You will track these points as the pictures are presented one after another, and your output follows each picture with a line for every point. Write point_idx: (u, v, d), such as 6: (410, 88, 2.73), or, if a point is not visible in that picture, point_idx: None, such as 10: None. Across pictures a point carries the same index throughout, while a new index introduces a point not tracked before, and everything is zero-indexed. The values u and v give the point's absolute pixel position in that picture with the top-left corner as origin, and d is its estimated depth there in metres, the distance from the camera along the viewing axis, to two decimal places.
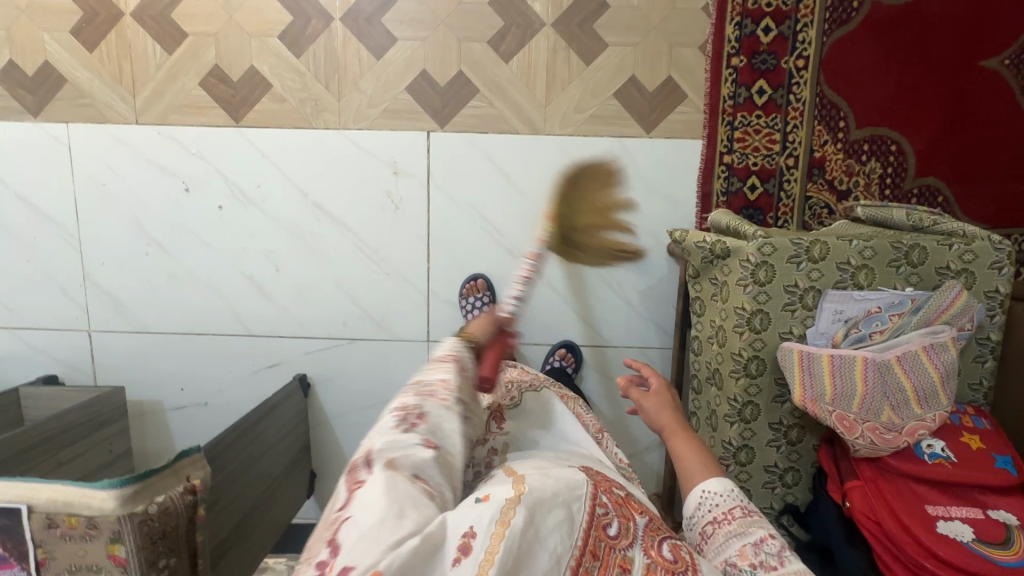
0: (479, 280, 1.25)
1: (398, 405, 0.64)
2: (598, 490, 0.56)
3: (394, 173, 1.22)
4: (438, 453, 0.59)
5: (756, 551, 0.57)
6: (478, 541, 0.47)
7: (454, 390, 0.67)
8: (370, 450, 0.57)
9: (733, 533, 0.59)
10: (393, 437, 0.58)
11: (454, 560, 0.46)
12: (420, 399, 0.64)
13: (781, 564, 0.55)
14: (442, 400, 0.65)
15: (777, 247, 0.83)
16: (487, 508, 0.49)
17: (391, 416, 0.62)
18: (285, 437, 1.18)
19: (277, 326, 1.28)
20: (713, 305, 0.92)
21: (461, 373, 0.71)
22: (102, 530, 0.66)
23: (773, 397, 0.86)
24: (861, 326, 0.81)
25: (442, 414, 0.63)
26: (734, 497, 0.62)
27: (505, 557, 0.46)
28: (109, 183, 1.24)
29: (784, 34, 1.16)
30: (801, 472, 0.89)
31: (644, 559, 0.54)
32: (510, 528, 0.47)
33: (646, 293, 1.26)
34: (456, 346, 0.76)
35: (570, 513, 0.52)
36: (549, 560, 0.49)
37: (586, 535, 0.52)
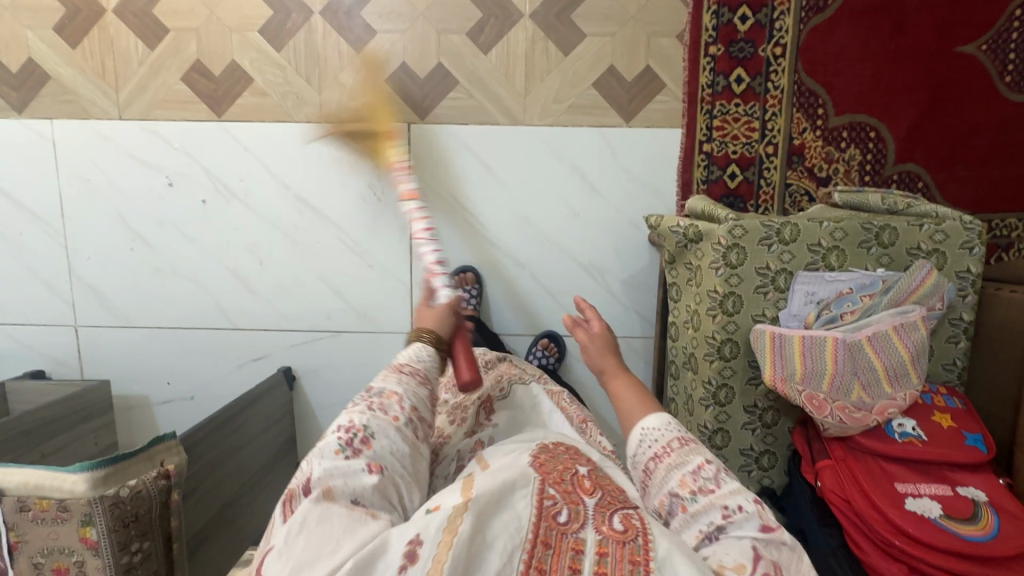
0: (468, 273, 1.25)
1: (343, 424, 0.65)
2: (546, 484, 0.58)
3: (375, 166, 1.23)
4: (381, 478, 0.61)
5: (695, 478, 0.61)
6: (425, 549, 0.48)
7: (407, 406, 0.70)
8: (308, 477, 0.59)
9: (672, 465, 0.63)
10: (334, 463, 0.60)
11: (402, 566, 0.48)
12: (367, 415, 0.66)
13: (717, 487, 0.59)
14: (393, 418, 0.67)
15: (748, 229, 0.83)
16: (434, 518, 0.50)
17: (334, 438, 0.63)
18: (269, 429, 1.19)
19: (262, 319, 1.29)
20: (688, 290, 0.92)
21: (417, 388, 0.74)
22: (73, 513, 0.66)
23: (747, 379, 0.87)
24: (833, 307, 0.81)
25: (386, 431, 0.65)
26: (672, 430, 0.67)
27: (454, 564, 0.47)
28: (94, 178, 1.25)
29: (761, 22, 1.16)
30: (777, 455, 0.89)
31: (597, 536, 0.54)
32: (458, 535, 0.49)
33: (628, 282, 1.26)
34: (420, 355, 0.81)
35: (513, 511, 0.54)
36: (500, 558, 0.50)
37: (536, 526, 0.53)
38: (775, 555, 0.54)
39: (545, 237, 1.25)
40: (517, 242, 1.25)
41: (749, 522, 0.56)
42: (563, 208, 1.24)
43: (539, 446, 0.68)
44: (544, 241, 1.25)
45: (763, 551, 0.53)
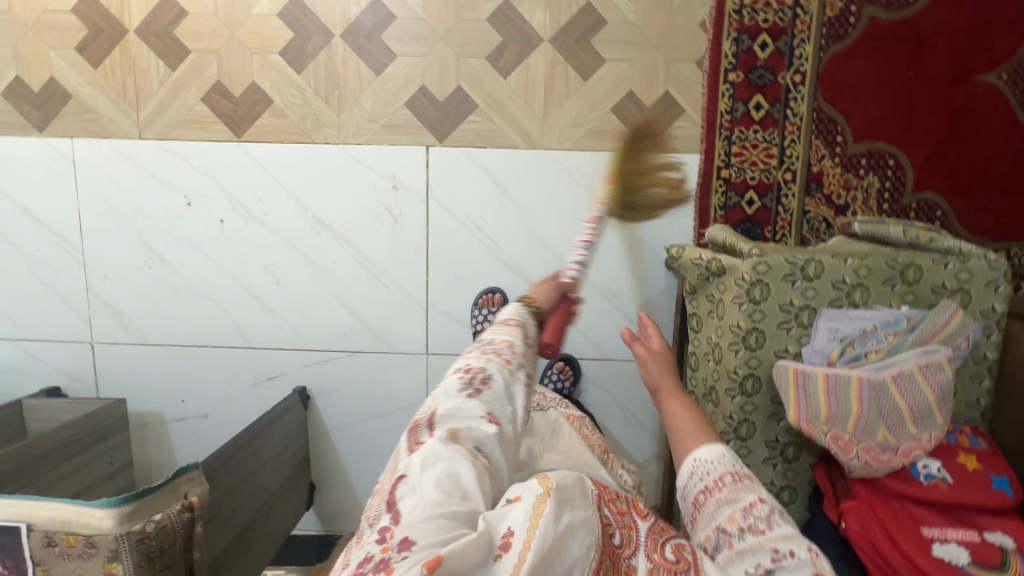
0: (496, 295, 1.25)
1: (463, 365, 0.62)
2: (603, 502, 0.56)
3: (393, 188, 1.23)
4: (499, 429, 0.57)
5: (745, 516, 0.56)
6: (516, 538, 0.46)
7: (519, 353, 0.66)
8: (433, 409, 0.57)
9: (724, 500, 0.58)
10: (457, 401, 0.58)
11: (497, 554, 0.45)
12: (482, 358, 0.63)
13: (769, 528, 0.54)
14: (507, 363, 0.63)
15: (772, 265, 0.83)
16: (519, 506, 0.48)
17: (455, 378, 0.61)
18: (285, 450, 1.19)
19: (277, 338, 1.29)
20: (710, 322, 0.92)
21: (523, 338, 0.69)
22: (100, 549, 0.67)
23: (769, 415, 0.87)
24: (857, 345, 0.81)
25: (505, 376, 0.61)
26: (723, 463, 0.62)
27: (542, 544, 0.45)
28: (113, 197, 1.25)
29: (781, 50, 1.16)
30: (797, 490, 0.89)
31: (649, 564, 0.53)
32: (543, 519, 0.47)
33: (645, 307, 1.26)
34: (521, 311, 0.76)
35: (583, 514, 0.51)
36: (579, 549, 0.48)
37: (602, 535, 0.51)
38: None
39: (561, 261, 1.25)
40: (533, 265, 1.25)
41: (802, 569, 0.51)
42: (580, 232, 1.24)
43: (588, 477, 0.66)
44: (561, 264, 1.25)
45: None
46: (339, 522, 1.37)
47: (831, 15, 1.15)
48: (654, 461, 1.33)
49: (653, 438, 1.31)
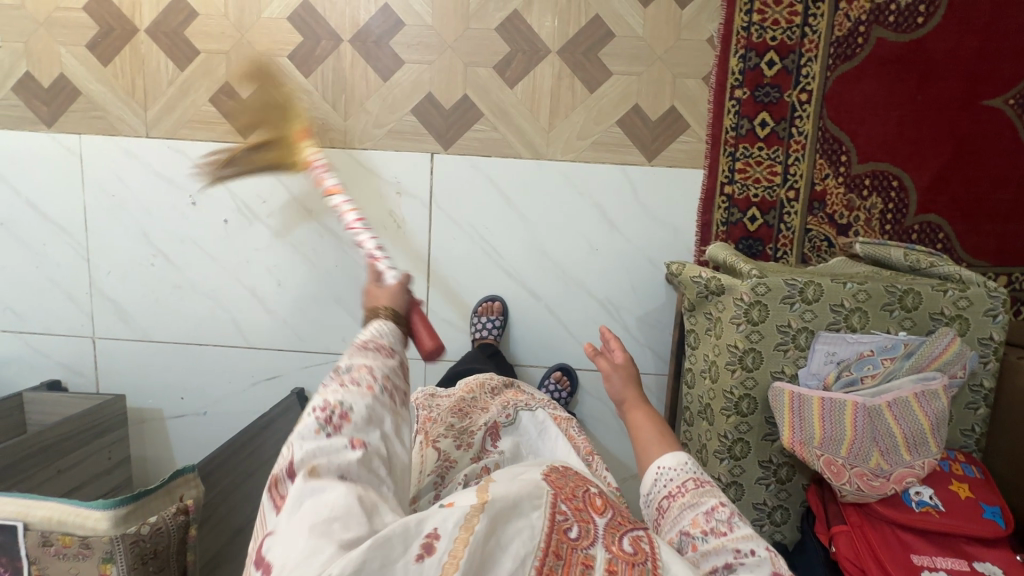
0: (496, 303, 1.25)
1: (319, 404, 0.59)
2: (558, 498, 0.57)
3: (397, 193, 1.24)
4: (364, 453, 0.57)
5: (708, 520, 0.62)
6: (442, 543, 0.48)
7: (380, 377, 0.63)
8: (290, 459, 0.55)
9: (686, 505, 0.64)
10: (316, 444, 0.56)
11: (419, 556, 0.47)
12: (341, 391, 0.60)
13: (730, 530, 0.60)
14: (368, 389, 0.61)
15: (771, 286, 0.83)
16: (452, 512, 0.50)
17: (311, 419, 0.58)
18: (281, 451, 1.20)
19: (277, 339, 1.30)
20: (708, 340, 0.92)
21: (386, 361, 0.66)
22: (95, 550, 0.67)
23: (764, 435, 0.87)
24: (853, 369, 0.82)
25: (363, 404, 0.60)
26: (685, 471, 0.68)
27: (470, 556, 0.48)
28: (118, 193, 1.26)
29: (788, 68, 1.16)
30: (789, 510, 0.89)
31: (606, 555, 0.55)
32: (474, 533, 0.49)
33: (644, 319, 1.26)
34: (381, 330, 0.72)
35: (527, 519, 0.54)
36: (514, 561, 0.51)
37: (548, 537, 0.53)
38: None
39: (562, 271, 1.25)
40: (534, 274, 1.26)
41: (762, 567, 0.57)
42: (581, 243, 1.24)
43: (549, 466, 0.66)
44: (561, 274, 1.25)
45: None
46: None
47: (840, 35, 1.15)
48: None
49: None
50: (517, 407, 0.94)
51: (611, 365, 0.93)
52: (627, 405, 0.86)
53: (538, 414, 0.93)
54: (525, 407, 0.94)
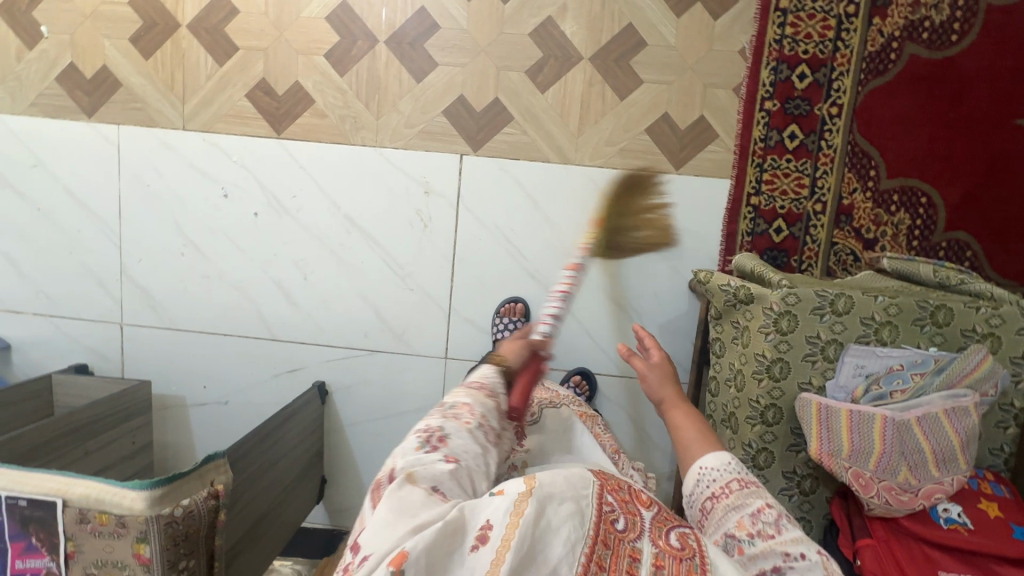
0: (519, 304, 1.26)
1: (422, 429, 0.69)
2: (604, 490, 0.59)
3: (425, 192, 1.25)
4: (456, 466, 0.62)
5: (753, 521, 0.62)
6: (495, 531, 0.50)
7: (477, 415, 0.73)
8: (393, 466, 0.62)
9: (731, 506, 0.65)
10: (415, 455, 0.63)
11: (474, 546, 0.49)
12: (443, 420, 0.70)
13: (778, 532, 0.61)
14: (465, 423, 0.70)
15: (801, 297, 0.84)
16: (502, 501, 0.52)
17: (414, 438, 0.67)
18: (302, 442, 1.21)
19: (301, 332, 1.32)
20: (734, 348, 0.93)
21: (485, 400, 0.77)
22: (130, 529, 0.69)
23: (789, 446, 0.87)
24: (883, 383, 0.81)
25: (459, 434, 0.68)
26: (728, 471, 0.69)
27: (521, 542, 0.49)
28: (153, 184, 1.29)
29: (819, 81, 1.17)
30: (811, 522, 0.88)
31: (654, 549, 0.57)
32: (524, 518, 0.50)
33: (665, 326, 1.26)
34: (487, 372, 0.85)
35: (578, 507, 0.55)
36: (564, 546, 0.51)
37: (597, 527, 0.54)
38: None
39: (586, 275, 1.26)
40: (557, 278, 1.26)
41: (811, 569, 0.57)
42: None
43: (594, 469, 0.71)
44: (585, 278, 1.26)
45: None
46: (348, 518, 1.39)
47: (872, 50, 1.16)
48: (665, 480, 1.33)
49: (666, 457, 1.31)
50: (541, 405, 0.97)
51: (646, 365, 0.95)
52: (667, 404, 0.86)
53: (564, 412, 0.96)
54: (550, 405, 0.97)
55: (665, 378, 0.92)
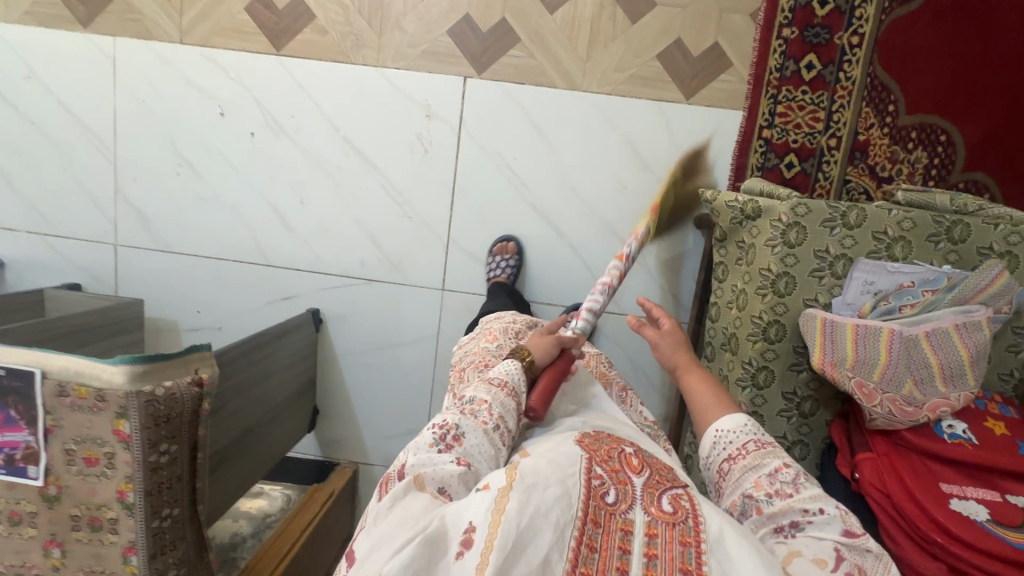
0: (511, 244, 1.23)
1: (438, 422, 0.67)
2: (593, 462, 0.59)
3: (426, 116, 1.22)
4: (466, 469, 0.62)
5: (771, 482, 0.62)
6: (479, 534, 0.48)
7: (495, 415, 0.70)
8: (403, 461, 0.61)
9: (748, 467, 0.63)
10: (428, 454, 0.62)
11: (459, 553, 0.47)
12: (459, 416, 0.68)
13: (796, 491, 0.61)
14: (482, 423, 0.68)
15: (811, 208, 0.80)
16: (484, 499, 0.50)
17: (428, 433, 0.65)
18: (294, 367, 1.19)
19: (296, 258, 1.29)
20: (738, 270, 0.89)
21: (506, 400, 0.73)
22: (109, 404, 0.67)
23: (790, 365, 0.84)
24: (891, 299, 0.78)
25: (474, 434, 0.66)
26: (746, 432, 0.66)
27: (503, 543, 0.46)
28: (149, 100, 1.26)
29: (841, 8, 1.12)
30: (809, 446, 0.86)
31: (645, 517, 0.55)
32: (506, 514, 0.48)
33: (668, 263, 1.24)
34: (510, 368, 0.78)
35: (565, 490, 0.53)
36: (553, 533, 0.48)
37: (585, 505, 0.53)
38: (859, 559, 0.55)
39: (589, 207, 1.23)
40: (560, 210, 1.23)
41: (831, 524, 0.58)
42: (611, 179, 1.21)
43: (581, 432, 0.68)
44: (588, 211, 1.23)
45: (845, 553, 0.55)
46: (339, 450, 1.38)
47: None
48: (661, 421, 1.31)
49: (663, 398, 1.29)
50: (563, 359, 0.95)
51: (658, 334, 0.86)
52: (682, 369, 0.80)
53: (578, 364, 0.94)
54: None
55: (680, 344, 0.84)
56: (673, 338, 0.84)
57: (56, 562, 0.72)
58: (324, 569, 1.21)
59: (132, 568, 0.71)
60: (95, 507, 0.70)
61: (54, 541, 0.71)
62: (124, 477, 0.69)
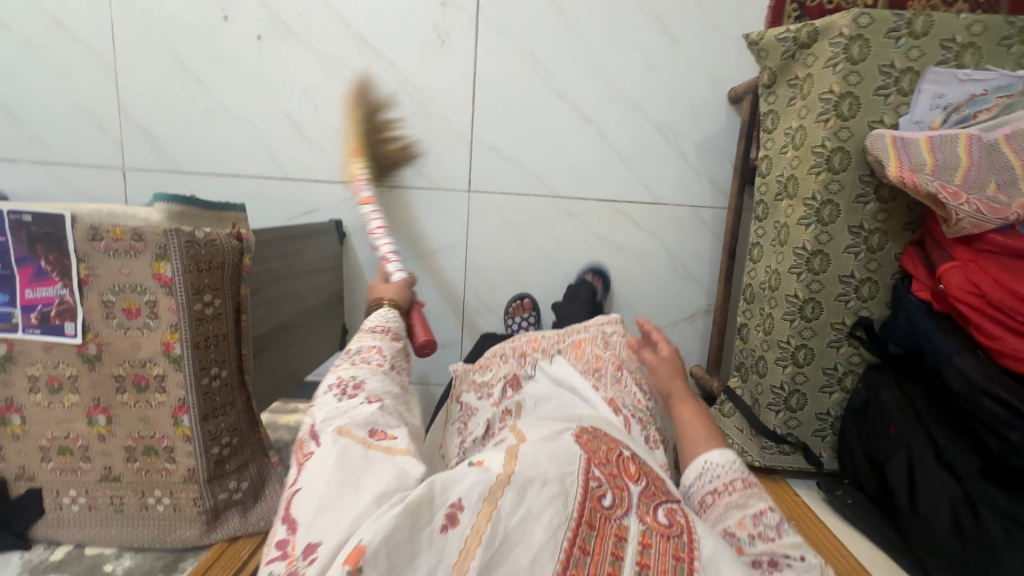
0: (527, 301, 1.26)
1: (333, 382, 0.65)
2: (591, 463, 0.53)
3: (441, 5, 1.15)
4: (380, 405, 0.61)
5: (755, 523, 0.58)
6: (465, 515, 0.43)
7: (387, 355, 0.73)
8: (313, 423, 0.59)
9: (732, 503, 0.60)
10: (335, 407, 0.60)
11: (442, 526, 0.42)
12: (352, 369, 0.68)
13: (778, 535, 0.56)
14: (376, 365, 0.70)
15: (876, 18, 0.75)
16: (481, 480, 0.45)
17: (326, 394, 0.63)
18: (321, 275, 1.14)
19: (314, 169, 1.24)
20: (791, 110, 0.85)
21: (393, 341, 0.77)
22: (148, 245, 0.62)
23: (856, 196, 0.80)
24: (964, 108, 0.74)
25: (373, 377, 0.67)
26: (734, 467, 0.64)
27: (492, 538, 0.42)
28: (147, 8, 1.19)
29: None
30: (879, 283, 0.82)
31: (640, 526, 0.49)
32: (499, 508, 0.43)
33: (702, 145, 1.19)
34: (386, 317, 0.85)
35: (560, 484, 0.47)
36: (545, 532, 0.43)
37: (581, 507, 0.47)
38: None
39: (617, 91, 1.17)
40: (587, 96, 1.18)
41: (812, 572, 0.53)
42: (639, 60, 1.16)
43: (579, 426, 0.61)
44: (617, 95, 1.18)
45: None
46: None
47: None
48: (703, 315, 1.26)
49: (704, 290, 1.25)
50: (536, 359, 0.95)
51: (656, 359, 0.89)
52: (674, 399, 0.83)
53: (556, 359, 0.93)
54: (544, 360, 0.94)
55: (676, 370, 0.87)
56: (670, 365, 0.87)
57: (102, 432, 0.67)
58: None
59: (185, 430, 0.67)
60: (139, 364, 0.65)
61: (99, 408, 0.67)
62: (168, 327, 0.64)
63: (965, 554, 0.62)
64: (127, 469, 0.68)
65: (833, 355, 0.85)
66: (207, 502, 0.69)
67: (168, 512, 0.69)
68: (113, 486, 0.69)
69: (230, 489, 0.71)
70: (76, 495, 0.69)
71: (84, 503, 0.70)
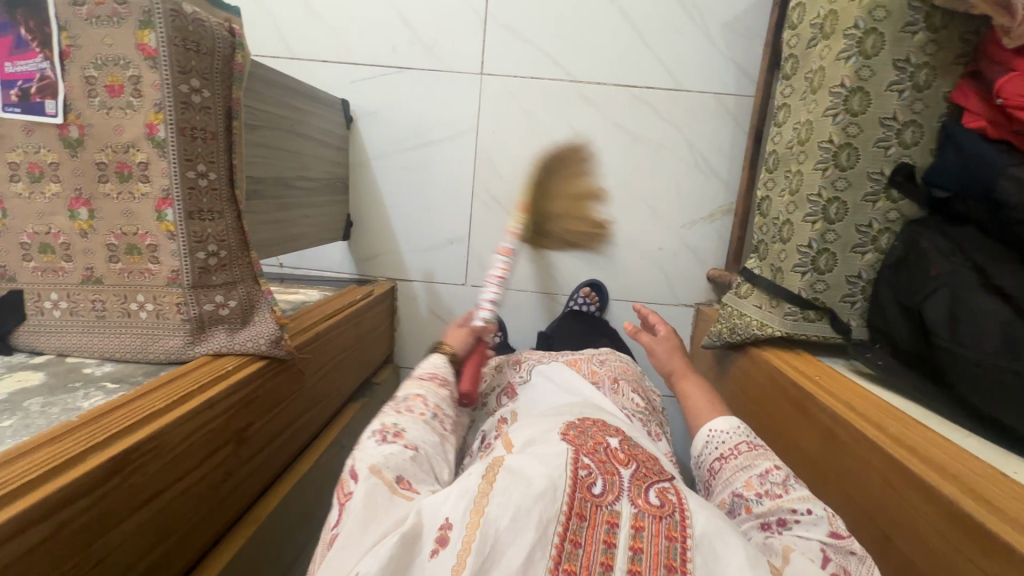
0: (493, 321, 1.26)
1: (377, 426, 0.61)
2: (580, 453, 0.51)
3: None
4: (417, 453, 0.58)
5: (761, 481, 0.59)
6: (455, 532, 0.43)
7: (432, 404, 0.68)
8: (353, 463, 0.55)
9: (739, 467, 0.62)
10: (376, 449, 0.57)
11: (433, 551, 0.42)
12: (396, 416, 0.64)
13: (785, 491, 0.58)
14: (419, 415, 0.65)
15: None
16: (462, 496, 0.45)
17: (369, 438, 0.59)
18: (325, 149, 1.11)
19: (321, 49, 1.19)
20: None
21: (439, 389, 0.73)
22: (131, 10, 0.58)
23: (904, 25, 0.72)
24: None
25: (414, 426, 0.63)
26: (738, 433, 0.65)
27: (482, 545, 0.41)
28: None
29: None
30: (923, 127, 0.74)
31: (632, 509, 0.47)
32: (485, 515, 0.43)
33: (730, 26, 1.12)
34: (437, 363, 0.78)
35: (548, 479, 0.46)
36: (535, 531, 0.43)
37: (571, 498, 0.46)
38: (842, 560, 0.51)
39: None
40: None
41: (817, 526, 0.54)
42: None
43: (565, 423, 0.59)
44: None
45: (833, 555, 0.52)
46: (377, 267, 1.29)
47: None
48: (722, 216, 1.20)
49: (725, 188, 1.19)
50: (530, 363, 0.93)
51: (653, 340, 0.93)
52: (677, 375, 0.85)
53: (553, 363, 0.90)
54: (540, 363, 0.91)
55: (674, 350, 0.90)
56: (669, 343, 0.91)
57: (84, 227, 0.64)
58: (367, 371, 1.14)
59: (169, 226, 0.63)
60: (122, 150, 0.61)
61: (81, 200, 0.63)
62: (152, 106, 0.60)
63: (1015, 364, 0.55)
64: (110, 270, 0.65)
65: (868, 210, 0.78)
66: (191, 310, 0.66)
67: (151, 320, 0.66)
68: (95, 289, 0.65)
69: (217, 303, 0.68)
70: (58, 299, 0.66)
71: (66, 309, 0.66)
